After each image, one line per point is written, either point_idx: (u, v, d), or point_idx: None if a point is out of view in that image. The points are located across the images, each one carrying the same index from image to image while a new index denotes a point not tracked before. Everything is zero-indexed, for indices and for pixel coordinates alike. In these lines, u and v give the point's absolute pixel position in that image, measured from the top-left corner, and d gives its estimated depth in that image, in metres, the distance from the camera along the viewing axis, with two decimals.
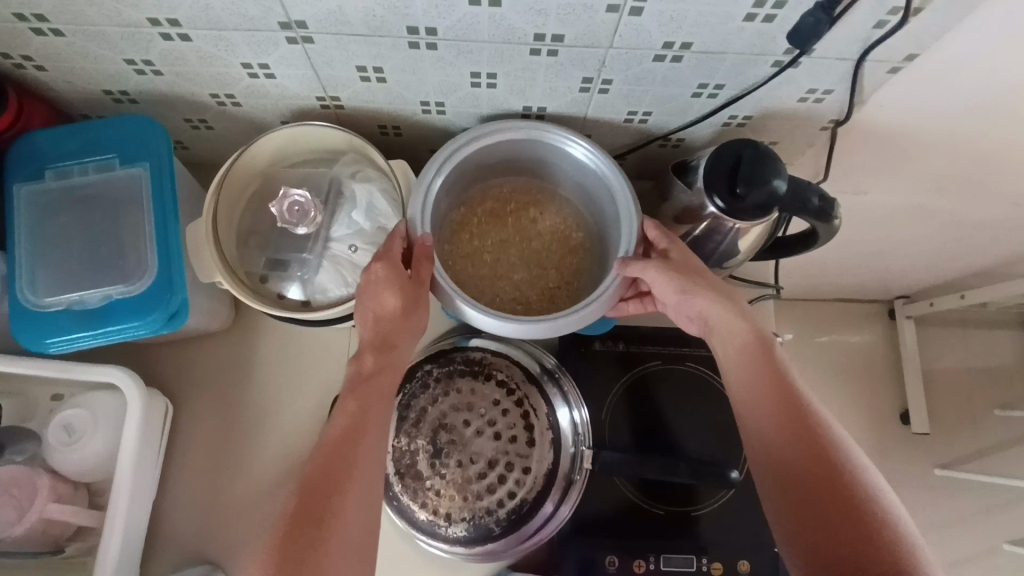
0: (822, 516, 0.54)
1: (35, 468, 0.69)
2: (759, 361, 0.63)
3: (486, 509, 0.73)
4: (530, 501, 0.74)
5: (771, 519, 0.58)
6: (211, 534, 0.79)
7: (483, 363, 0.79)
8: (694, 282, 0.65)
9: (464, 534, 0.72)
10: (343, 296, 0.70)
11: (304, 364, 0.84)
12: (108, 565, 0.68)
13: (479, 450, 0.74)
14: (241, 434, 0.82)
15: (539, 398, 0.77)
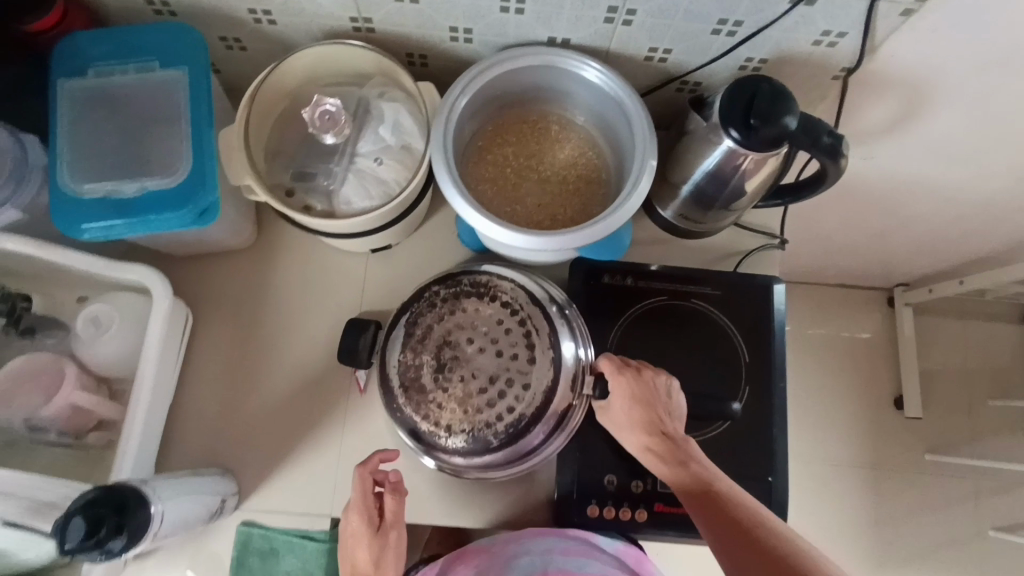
0: (723, 537, 0.60)
1: (62, 357, 0.72)
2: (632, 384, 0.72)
3: (485, 423, 0.73)
4: (527, 419, 0.73)
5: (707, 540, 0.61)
6: (225, 442, 0.82)
7: (489, 285, 0.78)
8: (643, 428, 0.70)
9: (464, 446, 0.73)
10: (366, 208, 0.73)
11: (321, 286, 0.87)
12: (128, 456, 0.70)
13: (481, 365, 0.74)
14: (258, 349, 0.85)
15: (544, 320, 0.77)
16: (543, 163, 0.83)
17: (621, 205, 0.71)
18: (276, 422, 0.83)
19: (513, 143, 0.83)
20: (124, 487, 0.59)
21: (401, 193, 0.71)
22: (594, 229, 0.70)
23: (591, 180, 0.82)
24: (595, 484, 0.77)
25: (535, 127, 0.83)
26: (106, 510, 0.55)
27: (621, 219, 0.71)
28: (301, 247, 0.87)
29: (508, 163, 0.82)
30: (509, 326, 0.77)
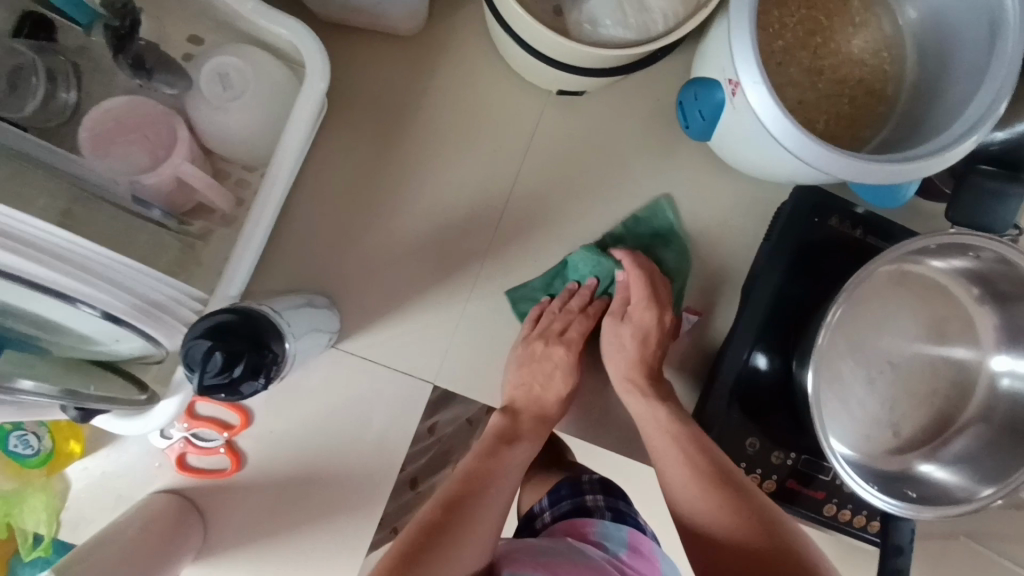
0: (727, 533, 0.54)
1: (174, 114, 0.56)
2: (693, 463, 0.58)
3: (945, 364, 0.68)
4: (902, 442, 0.67)
5: (717, 526, 0.54)
6: (328, 270, 0.68)
7: (861, 219, 0.68)
8: (760, 522, 0.53)
9: (944, 382, 0.68)
10: (618, 39, 0.53)
11: (481, 117, 0.69)
12: (239, 274, 0.56)
13: (940, 301, 0.68)
14: (395, 174, 0.68)
15: (842, 262, 0.69)
16: (831, 52, 0.62)
17: (934, 151, 0.52)
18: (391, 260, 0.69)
19: (797, 10, 0.62)
20: (254, 310, 0.46)
21: (674, 31, 0.52)
22: (879, 172, 0.52)
23: (877, 95, 0.63)
24: (735, 442, 0.69)
25: (829, 2, 0.62)
26: (244, 345, 0.43)
27: (926, 170, 0.52)
28: (468, 59, 0.68)
29: (783, 32, 0.61)
30: (845, 251, 0.69)
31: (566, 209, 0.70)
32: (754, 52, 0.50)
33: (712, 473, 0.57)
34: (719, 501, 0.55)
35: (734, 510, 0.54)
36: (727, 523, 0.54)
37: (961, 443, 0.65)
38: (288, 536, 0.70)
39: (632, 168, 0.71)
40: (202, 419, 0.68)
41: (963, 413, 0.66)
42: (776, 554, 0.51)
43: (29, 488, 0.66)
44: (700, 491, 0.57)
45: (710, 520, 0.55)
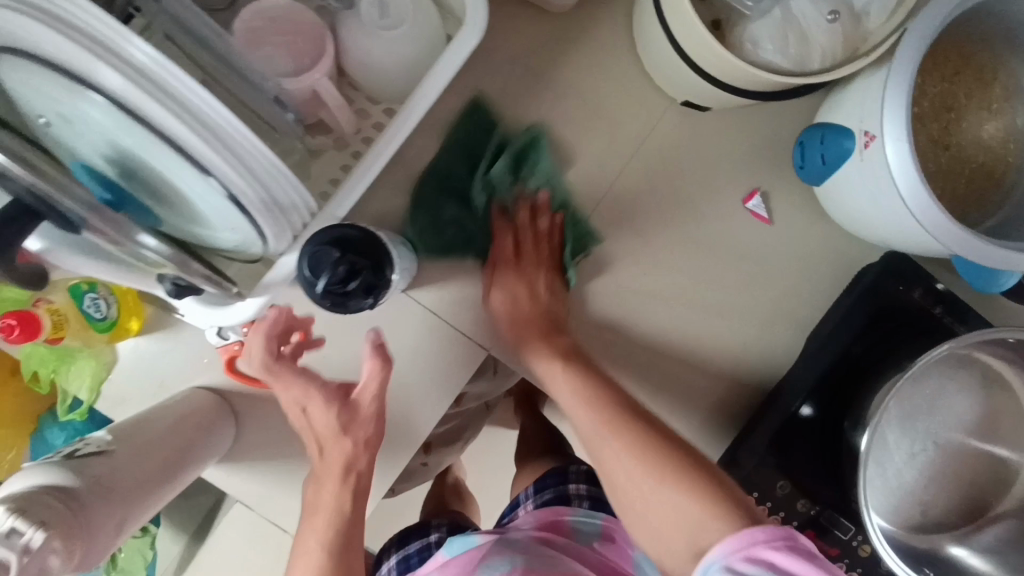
0: (637, 458, 0.52)
1: (326, 29, 0.57)
2: (646, 459, 0.52)
3: (988, 455, 0.68)
4: (930, 521, 0.68)
5: (626, 465, 0.52)
6: (419, 216, 0.69)
7: (943, 297, 0.69)
8: (676, 469, 0.50)
9: (983, 473, 0.68)
10: (774, 65, 0.53)
11: (599, 107, 0.70)
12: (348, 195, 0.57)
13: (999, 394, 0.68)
14: (504, 141, 0.69)
15: (915, 336, 0.69)
16: (960, 129, 0.63)
17: None
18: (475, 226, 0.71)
19: (938, 81, 0.62)
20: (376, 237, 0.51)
21: (830, 71, 0.53)
22: (990, 256, 0.52)
23: (995, 183, 0.63)
24: (767, 480, 0.70)
25: (973, 80, 0.63)
26: (366, 265, 0.47)
27: None
28: (603, 48, 0.69)
29: (919, 99, 0.62)
30: (920, 324, 0.69)
31: (657, 216, 0.71)
32: (904, 111, 0.51)
33: (656, 441, 0.53)
34: (661, 461, 0.51)
35: (676, 481, 0.49)
36: (675, 492, 0.49)
37: (995, 532, 0.66)
38: (313, 461, 0.71)
39: (730, 193, 0.71)
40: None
41: (1000, 505, 0.67)
42: (685, 488, 0.49)
43: (84, 349, 0.67)
44: (650, 478, 0.50)
45: (650, 485, 0.50)
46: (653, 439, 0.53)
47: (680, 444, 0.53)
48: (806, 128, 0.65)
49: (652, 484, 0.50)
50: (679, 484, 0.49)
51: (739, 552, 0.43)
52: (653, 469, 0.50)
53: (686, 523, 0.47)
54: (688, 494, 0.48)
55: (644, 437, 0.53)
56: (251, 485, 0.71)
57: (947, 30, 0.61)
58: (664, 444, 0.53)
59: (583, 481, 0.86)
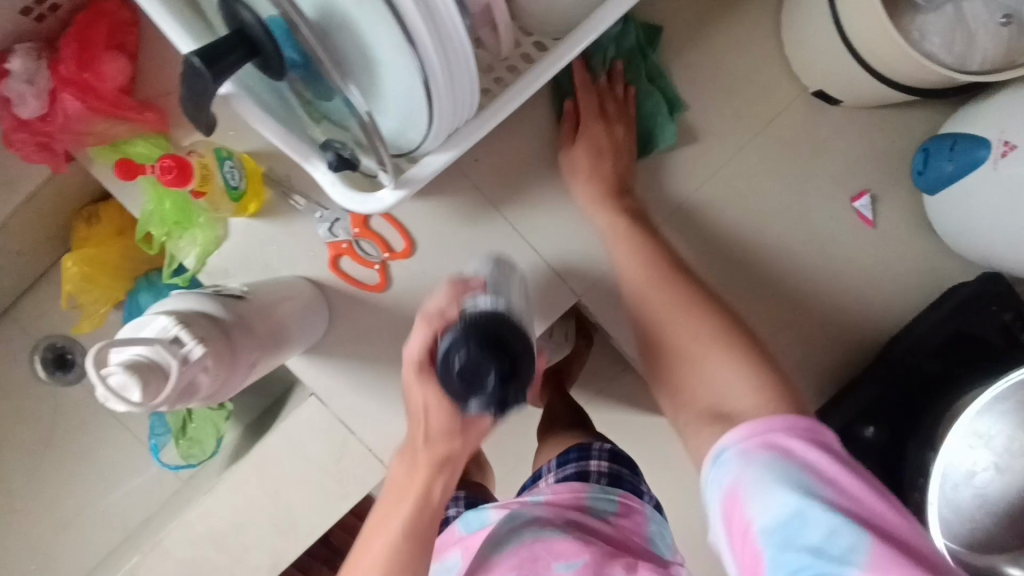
0: (688, 331, 0.58)
1: None
2: (674, 296, 0.61)
3: None
4: (986, 542, 0.69)
5: (683, 317, 0.59)
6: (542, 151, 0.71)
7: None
8: (732, 340, 0.57)
9: None
10: (939, 58, 0.55)
11: (735, 81, 0.71)
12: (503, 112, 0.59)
13: None
14: (637, 95, 0.71)
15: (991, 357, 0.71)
16: None
17: None
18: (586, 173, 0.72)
19: None
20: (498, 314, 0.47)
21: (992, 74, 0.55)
22: None
23: None
24: None
25: None
26: (495, 354, 0.45)
27: None
28: (749, 24, 0.71)
29: None
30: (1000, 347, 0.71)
31: (767, 197, 0.73)
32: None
33: (688, 294, 0.61)
34: (685, 307, 0.60)
35: (706, 319, 0.59)
36: (705, 326, 0.58)
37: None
38: (392, 369, 0.73)
39: (841, 188, 0.73)
40: (371, 231, 0.71)
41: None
42: (733, 356, 0.55)
43: (203, 216, 0.69)
44: (684, 308, 0.60)
45: (677, 313, 0.60)
46: (677, 281, 0.62)
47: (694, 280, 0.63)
48: (934, 136, 0.67)
49: (682, 305, 0.60)
50: (726, 350, 0.56)
51: (757, 438, 0.47)
52: (697, 301, 0.60)
53: (710, 378, 0.55)
54: (729, 356, 0.55)
55: (677, 290, 0.62)
56: (330, 380, 0.73)
57: None
58: (704, 303, 0.60)
59: (605, 458, 0.72)
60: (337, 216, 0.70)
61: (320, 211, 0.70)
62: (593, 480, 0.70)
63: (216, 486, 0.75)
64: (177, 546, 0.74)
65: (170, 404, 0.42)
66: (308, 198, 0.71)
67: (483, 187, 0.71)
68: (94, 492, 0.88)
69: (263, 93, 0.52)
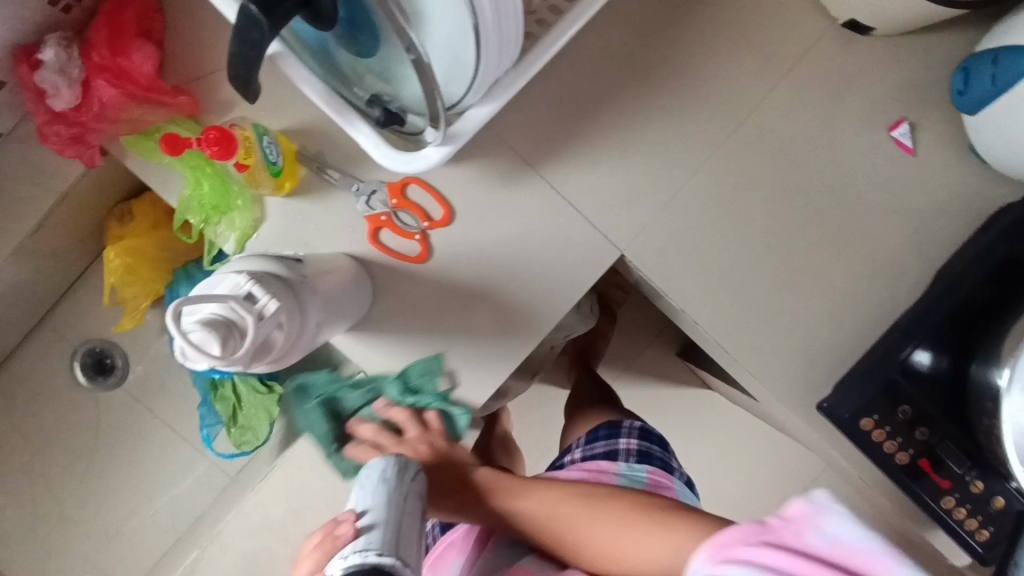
0: (596, 520, 0.60)
1: None
2: (601, 521, 0.60)
3: None
4: None
5: (580, 526, 0.61)
6: (574, 107, 0.71)
7: None
8: (654, 519, 0.57)
9: None
10: None
11: (764, 22, 0.71)
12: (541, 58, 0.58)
13: None
14: (667, 45, 0.71)
15: None
16: None
17: None
18: (616, 124, 0.71)
19: None
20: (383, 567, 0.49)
21: None
22: None
23: None
24: (887, 406, 0.70)
25: None
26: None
27: None
28: None
29: None
30: None
31: (803, 134, 0.72)
32: None
33: (604, 501, 0.62)
34: (577, 528, 0.61)
35: (651, 522, 0.57)
36: (594, 531, 0.60)
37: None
38: (438, 337, 0.72)
39: (877, 120, 0.72)
40: (409, 200, 0.70)
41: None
42: (670, 526, 0.55)
43: (240, 197, 0.68)
44: (592, 521, 0.61)
45: (585, 520, 0.61)
46: (596, 501, 0.62)
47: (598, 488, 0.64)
48: (974, 54, 0.66)
49: (574, 520, 0.62)
50: (658, 523, 0.57)
51: (720, 551, 0.45)
52: (629, 510, 0.59)
53: (620, 552, 0.58)
54: (647, 526, 0.57)
55: (596, 511, 0.61)
56: (378, 356, 0.72)
57: None
58: (614, 500, 0.62)
59: (634, 436, 0.83)
60: (373, 188, 0.70)
61: (356, 184, 0.69)
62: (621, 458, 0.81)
63: (271, 474, 0.74)
64: (237, 536, 0.74)
65: (246, 362, 0.42)
66: (343, 172, 0.70)
67: (519, 148, 0.71)
68: (143, 494, 0.88)
69: (311, 49, 0.53)
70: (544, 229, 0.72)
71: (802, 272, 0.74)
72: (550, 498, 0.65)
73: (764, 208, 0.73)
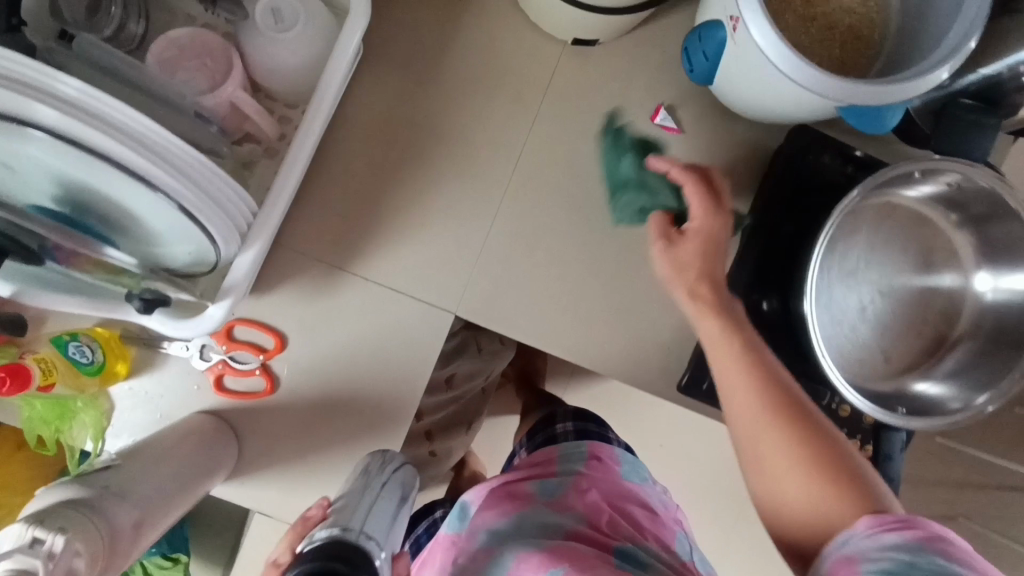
0: (806, 438, 0.53)
1: (228, 44, 0.62)
2: (796, 432, 0.54)
3: (928, 296, 0.73)
4: (889, 368, 0.72)
5: (785, 446, 0.53)
6: (360, 202, 0.74)
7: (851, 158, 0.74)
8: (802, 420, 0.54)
9: (927, 314, 0.72)
10: None
11: (501, 67, 0.75)
12: (283, 192, 0.61)
13: (919, 238, 0.73)
14: (426, 118, 0.74)
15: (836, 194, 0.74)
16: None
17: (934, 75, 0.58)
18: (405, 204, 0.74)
19: None
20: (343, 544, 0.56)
21: None
22: (872, 93, 0.57)
23: (869, 40, 0.68)
24: None
25: None
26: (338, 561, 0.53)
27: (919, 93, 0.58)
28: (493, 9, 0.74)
29: None
30: (839, 183, 0.74)
31: (576, 150, 0.76)
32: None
33: (803, 421, 0.54)
34: (822, 446, 0.53)
35: (791, 433, 0.54)
36: (798, 439, 0.53)
37: (954, 358, 0.70)
38: (318, 452, 0.76)
39: (638, 113, 0.76)
40: (239, 341, 0.72)
41: (954, 332, 0.71)
42: (808, 440, 0.53)
43: (79, 398, 0.70)
44: (797, 436, 0.53)
45: (791, 444, 0.53)
46: (792, 418, 0.55)
47: (801, 401, 0.56)
48: (688, 34, 0.68)
49: (807, 432, 0.54)
50: (790, 428, 0.54)
51: (881, 524, 0.46)
52: (791, 396, 0.56)
53: (773, 490, 0.53)
54: (802, 436, 0.53)
55: (795, 431, 0.54)
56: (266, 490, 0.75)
57: None
58: (803, 421, 0.54)
59: (568, 422, 0.88)
60: (203, 343, 0.72)
61: (183, 344, 0.71)
62: (562, 439, 0.86)
63: None
64: None
65: None
66: (175, 339, 0.72)
67: (325, 257, 0.74)
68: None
69: (40, 273, 0.56)
70: (376, 319, 0.75)
71: (626, 272, 0.77)
72: (744, 401, 0.56)
73: (568, 229, 0.77)
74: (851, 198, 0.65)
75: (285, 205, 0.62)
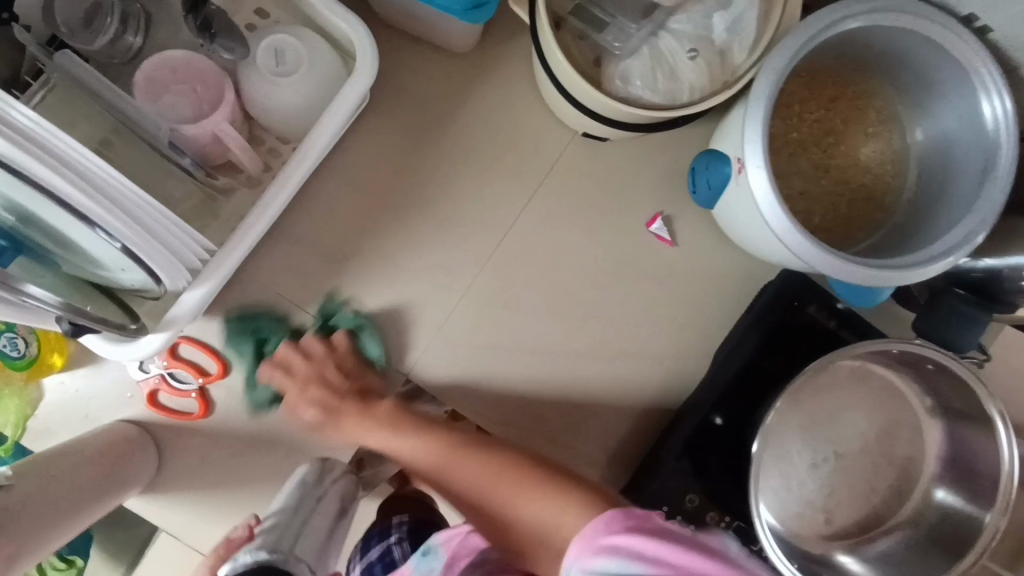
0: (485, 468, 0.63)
1: (226, 73, 0.60)
2: (489, 468, 0.63)
3: (884, 472, 0.70)
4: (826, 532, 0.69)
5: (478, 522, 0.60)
6: (333, 247, 0.72)
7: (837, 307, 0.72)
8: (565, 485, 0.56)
9: (878, 488, 0.70)
10: (644, 98, 0.57)
11: (506, 140, 0.73)
12: (247, 233, 0.59)
13: (887, 408, 0.70)
14: (416, 175, 0.72)
15: (815, 343, 0.71)
16: (842, 155, 0.66)
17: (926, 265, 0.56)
18: (377, 256, 0.72)
19: (820, 111, 0.66)
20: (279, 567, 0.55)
21: (695, 103, 0.56)
22: (857, 271, 0.55)
23: (875, 203, 0.66)
24: (676, 495, 0.70)
25: (848, 109, 0.66)
26: None
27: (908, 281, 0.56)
28: (509, 83, 0.73)
29: (799, 126, 0.65)
30: (820, 334, 0.71)
31: (564, 239, 0.74)
32: (763, 143, 0.54)
33: (511, 467, 0.62)
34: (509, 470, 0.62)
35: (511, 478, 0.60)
36: (490, 508, 0.61)
37: (887, 544, 0.67)
38: (234, 486, 0.72)
39: (634, 217, 0.74)
40: (182, 360, 0.70)
41: (894, 518, 0.68)
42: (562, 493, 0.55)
43: (6, 386, 0.69)
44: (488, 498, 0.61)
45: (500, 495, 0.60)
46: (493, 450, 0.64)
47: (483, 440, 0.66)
48: (697, 155, 0.67)
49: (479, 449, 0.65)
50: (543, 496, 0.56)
51: (591, 548, 0.43)
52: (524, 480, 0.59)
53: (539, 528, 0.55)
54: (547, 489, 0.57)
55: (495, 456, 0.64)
56: (173, 514, 0.72)
57: (825, 64, 0.64)
58: (515, 470, 0.61)
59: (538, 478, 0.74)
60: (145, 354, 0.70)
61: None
62: None
63: None
64: None
65: None
66: None
67: (285, 292, 0.71)
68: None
69: None
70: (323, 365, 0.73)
71: (588, 373, 0.74)
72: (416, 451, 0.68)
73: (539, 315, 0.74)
74: (824, 360, 0.62)
75: (246, 246, 0.60)
